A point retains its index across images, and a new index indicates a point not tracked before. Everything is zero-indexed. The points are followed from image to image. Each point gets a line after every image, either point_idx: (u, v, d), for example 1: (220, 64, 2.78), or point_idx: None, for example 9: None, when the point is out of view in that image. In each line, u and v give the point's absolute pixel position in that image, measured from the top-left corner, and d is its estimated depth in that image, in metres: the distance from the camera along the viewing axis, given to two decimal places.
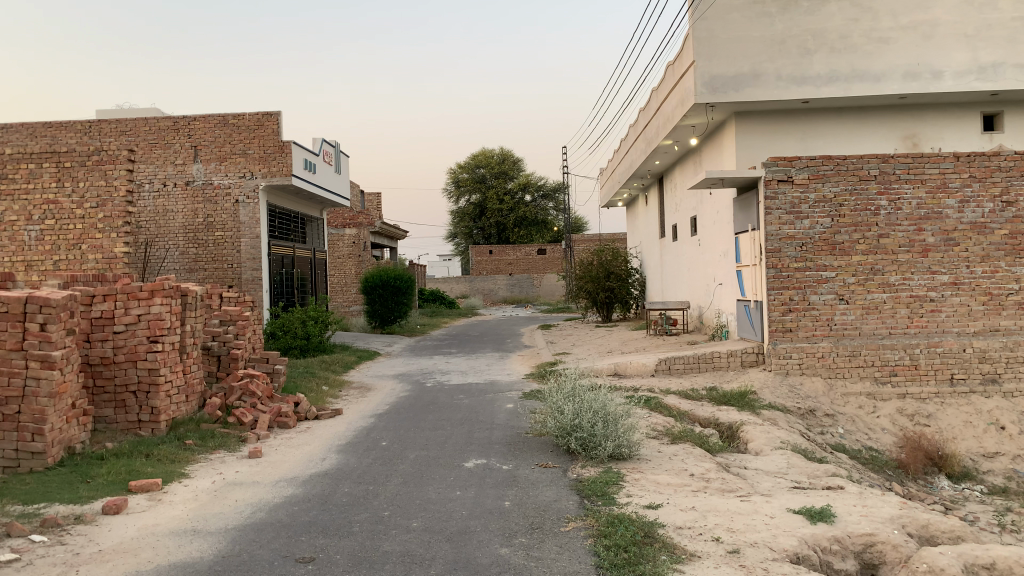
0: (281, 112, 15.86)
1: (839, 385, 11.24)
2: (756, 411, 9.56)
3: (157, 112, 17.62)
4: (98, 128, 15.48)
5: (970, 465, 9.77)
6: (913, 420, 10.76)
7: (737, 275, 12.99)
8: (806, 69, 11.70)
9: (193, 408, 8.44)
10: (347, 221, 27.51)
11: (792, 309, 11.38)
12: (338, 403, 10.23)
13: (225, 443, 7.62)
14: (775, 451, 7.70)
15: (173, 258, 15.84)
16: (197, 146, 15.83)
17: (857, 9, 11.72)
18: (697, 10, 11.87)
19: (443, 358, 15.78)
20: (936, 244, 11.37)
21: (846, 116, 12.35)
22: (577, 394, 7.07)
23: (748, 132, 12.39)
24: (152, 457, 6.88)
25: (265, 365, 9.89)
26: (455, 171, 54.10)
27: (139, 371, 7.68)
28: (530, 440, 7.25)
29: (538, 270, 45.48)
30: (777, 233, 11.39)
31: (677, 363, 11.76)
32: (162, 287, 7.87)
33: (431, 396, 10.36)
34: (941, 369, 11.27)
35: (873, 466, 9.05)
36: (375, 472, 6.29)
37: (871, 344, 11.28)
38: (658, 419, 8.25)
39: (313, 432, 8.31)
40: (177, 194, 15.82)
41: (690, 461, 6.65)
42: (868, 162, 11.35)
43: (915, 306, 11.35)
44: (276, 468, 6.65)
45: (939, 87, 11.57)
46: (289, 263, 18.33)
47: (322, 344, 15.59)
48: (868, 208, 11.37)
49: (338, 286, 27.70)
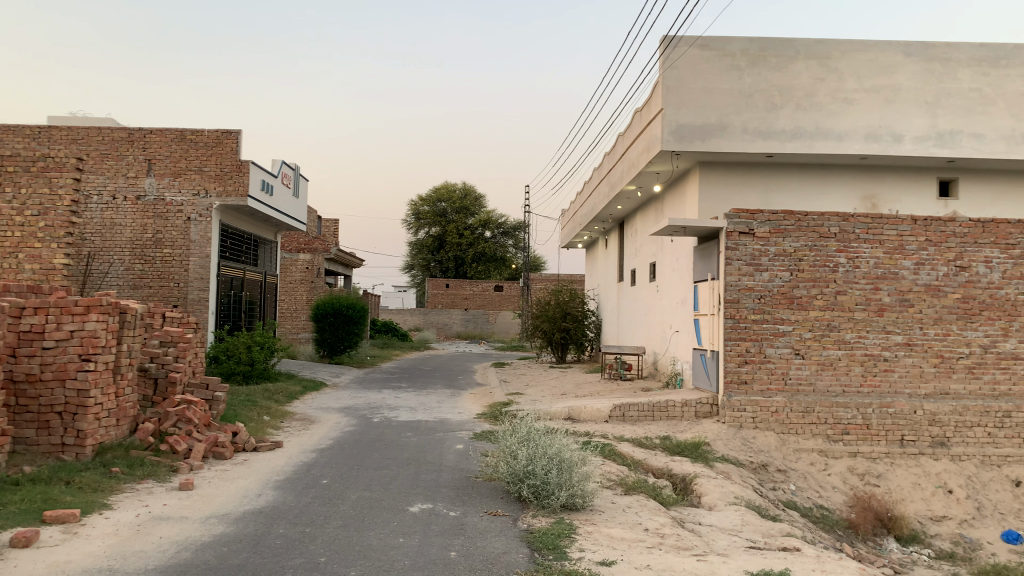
0: (242, 130, 15.61)
1: (791, 441, 11.10)
2: (709, 464, 9.39)
3: (112, 122, 17.12)
4: (48, 134, 14.80)
5: (918, 527, 9.73)
6: (864, 479, 10.69)
7: (695, 323, 12.92)
8: (772, 123, 11.81)
9: (124, 433, 7.94)
10: (302, 246, 27.01)
11: (748, 361, 11.31)
12: (278, 434, 9.78)
13: (154, 473, 7.15)
14: (729, 507, 7.51)
15: (117, 273, 15.23)
16: (151, 159, 15.34)
17: (824, 69, 11.92)
18: (669, 57, 11.90)
19: (391, 392, 15.37)
20: (892, 304, 11.46)
21: (809, 173, 12.46)
22: (532, 439, 6.80)
23: (712, 182, 12.42)
24: (72, 484, 6.40)
25: (204, 391, 9.42)
26: (416, 202, 53.89)
27: (67, 391, 7.21)
28: (479, 485, 6.94)
29: (493, 306, 45.31)
30: (736, 284, 11.36)
31: (632, 410, 11.58)
32: (100, 303, 7.45)
33: (377, 432, 9.98)
34: (892, 430, 11.26)
35: (824, 525, 8.93)
36: (314, 513, 5.92)
37: (824, 401, 11.25)
38: (612, 468, 8.02)
39: (250, 465, 7.88)
40: (127, 208, 15.27)
41: (644, 514, 6.41)
42: (829, 220, 11.44)
43: (869, 364, 11.38)
44: (207, 503, 6.23)
45: (899, 150, 11.76)
46: (239, 286, 17.79)
47: (267, 371, 15.07)
48: (826, 264, 11.42)
49: (289, 311, 27.06)
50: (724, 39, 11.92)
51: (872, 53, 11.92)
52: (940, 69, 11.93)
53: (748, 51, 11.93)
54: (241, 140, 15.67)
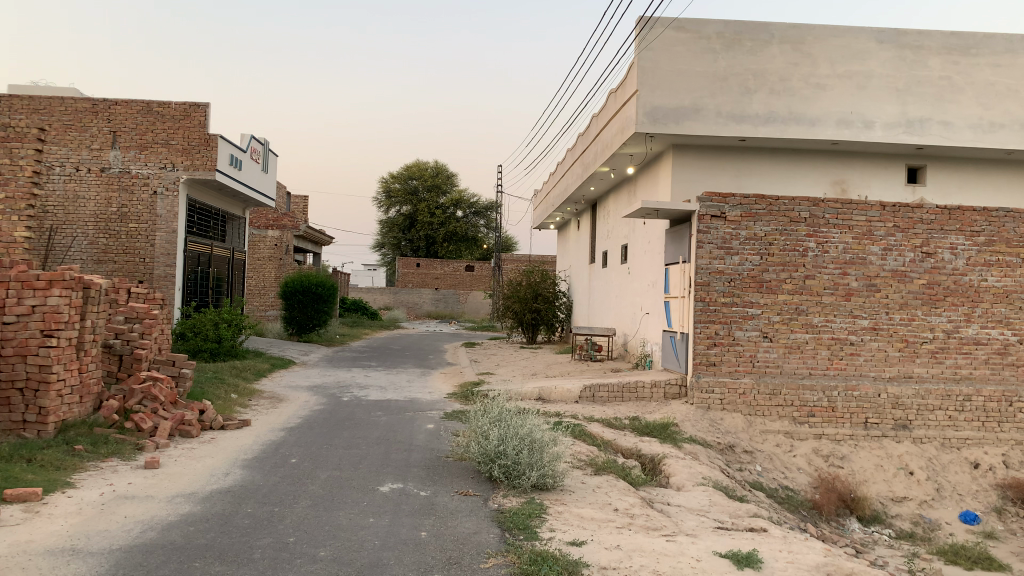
0: (209, 103, 15.36)
1: (758, 423, 11.24)
2: (677, 444, 9.48)
3: (75, 93, 16.68)
4: (9, 103, 14.44)
5: (879, 508, 9.93)
6: (828, 460, 10.86)
7: (665, 305, 12.98)
8: (746, 107, 11.84)
9: (87, 411, 7.80)
10: (271, 223, 26.66)
11: (717, 344, 11.41)
12: (246, 413, 9.67)
13: (119, 451, 7.03)
14: (696, 487, 7.59)
15: (80, 247, 14.89)
16: (116, 131, 15.01)
17: (798, 54, 11.96)
18: (645, 39, 11.87)
19: (361, 371, 15.29)
20: (859, 289, 11.60)
21: (781, 157, 12.53)
22: (504, 419, 6.79)
23: (686, 165, 12.44)
24: (34, 462, 6.27)
25: (170, 368, 9.28)
26: (388, 180, 53.42)
27: (29, 367, 7.05)
28: (449, 465, 6.93)
29: (464, 286, 45.22)
30: (707, 266, 11.42)
31: (602, 391, 11.63)
32: (63, 277, 7.26)
33: (347, 411, 9.91)
34: (856, 412, 11.44)
35: (789, 505, 9.06)
36: (282, 492, 5.86)
37: (791, 383, 11.40)
38: (581, 448, 8.06)
39: (218, 443, 7.78)
40: (91, 180, 14.91)
41: (614, 494, 6.44)
42: (800, 204, 11.53)
43: (835, 348, 11.54)
44: (173, 481, 6.14)
45: (870, 136, 11.87)
46: (206, 262, 17.51)
47: (235, 348, 14.89)
48: (796, 248, 11.53)
49: (257, 289, 26.74)
50: (700, 22, 11.91)
51: (845, 39, 11.99)
52: (911, 56, 12.04)
53: (723, 35, 11.94)
54: (209, 114, 15.41)
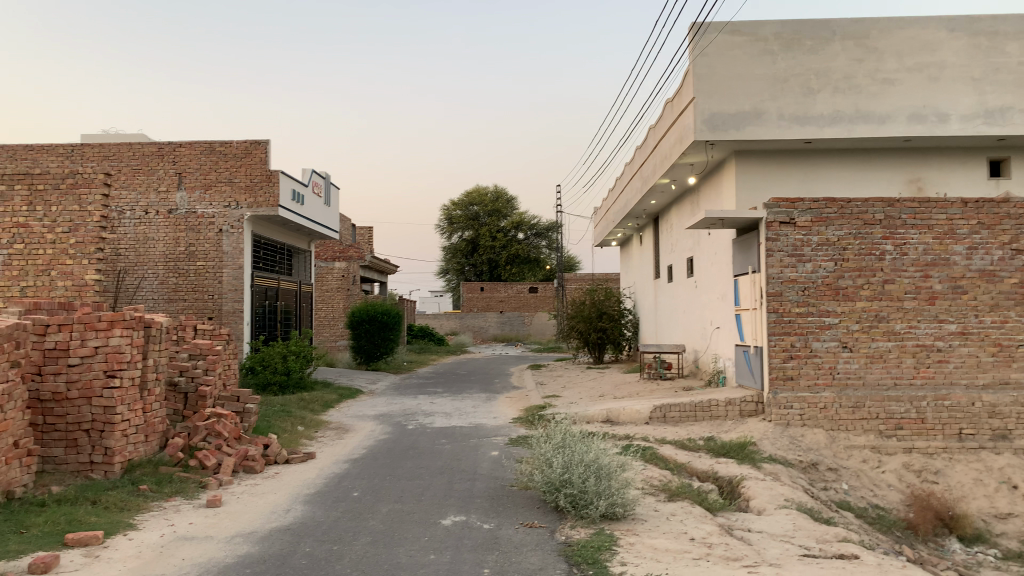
0: (270, 140, 15.58)
1: (842, 438, 10.63)
2: (756, 465, 8.99)
3: (143, 138, 17.21)
4: (80, 152, 14.95)
5: (982, 527, 9.21)
6: (921, 476, 10.17)
7: (736, 319, 12.48)
8: (810, 108, 11.36)
9: (153, 449, 7.81)
10: (337, 254, 27.06)
11: (794, 357, 10.86)
12: (310, 446, 9.58)
13: (183, 489, 6.99)
14: (779, 511, 7.12)
15: (151, 287, 15.23)
16: (182, 173, 15.38)
17: (862, 49, 11.43)
18: (699, 45, 11.52)
19: (427, 399, 15.15)
20: (944, 292, 10.92)
21: (851, 158, 11.96)
22: (569, 444, 6.49)
23: (750, 173, 11.99)
24: (98, 504, 6.24)
25: (235, 404, 9.29)
26: (449, 207, 53.92)
27: (94, 408, 7.09)
28: (514, 495, 6.66)
29: (529, 308, 45.06)
30: (778, 276, 10.92)
31: (674, 411, 11.21)
32: (123, 318, 7.33)
33: (412, 440, 9.75)
34: (949, 424, 10.72)
35: (881, 527, 8.46)
36: (342, 529, 5.69)
37: (876, 395, 10.75)
38: (654, 473, 7.68)
39: (281, 478, 7.69)
40: (159, 222, 15.29)
41: (690, 522, 6.05)
42: (874, 206, 10.95)
43: (922, 356, 10.85)
44: (234, 520, 6.03)
45: (946, 130, 11.21)
46: (273, 296, 17.74)
47: (303, 381, 14.95)
48: (873, 252, 10.94)
49: (325, 320, 27.06)
50: (755, 24, 11.50)
51: (913, 31, 11.41)
52: (986, 43, 11.37)
53: (781, 35, 11.50)
54: (270, 151, 15.63)
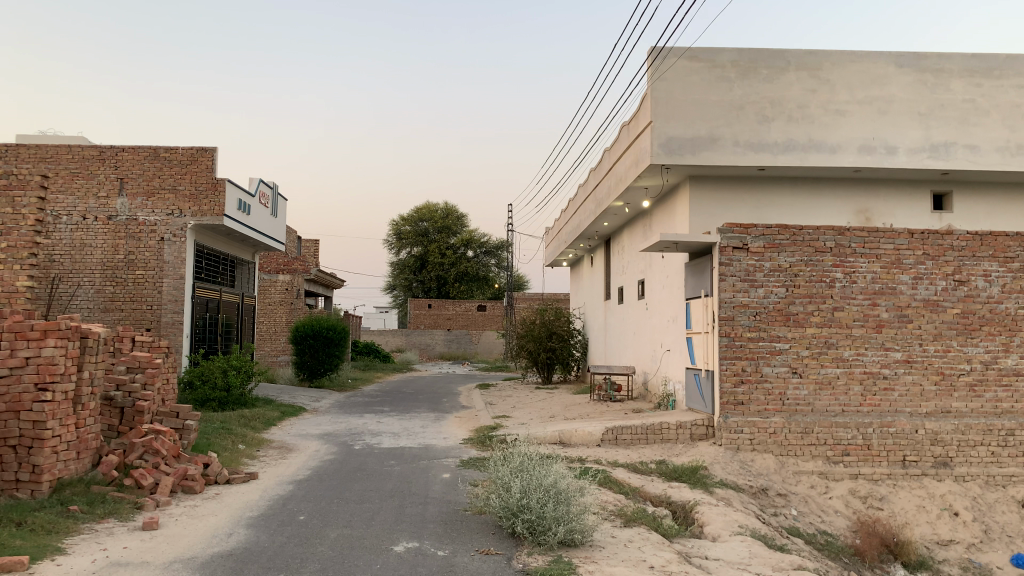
0: (217, 148, 15.16)
1: (790, 463, 10.70)
2: (708, 489, 8.96)
3: (83, 141, 16.58)
4: (15, 152, 14.31)
5: (925, 553, 9.35)
6: (866, 502, 10.29)
7: (687, 342, 12.50)
8: (764, 136, 11.51)
9: (85, 468, 7.39)
10: (282, 266, 26.51)
11: (744, 381, 10.91)
12: (252, 465, 9.21)
13: (116, 510, 6.59)
14: (734, 537, 7.06)
15: (86, 296, 14.60)
16: (123, 178, 14.83)
17: (815, 81, 11.65)
18: (657, 69, 11.61)
19: (373, 417, 14.80)
20: (890, 320, 11.13)
21: (801, 186, 12.15)
22: (526, 468, 6.32)
23: (703, 197, 12.08)
24: (24, 526, 5.83)
25: (174, 420, 8.87)
26: (398, 223, 53.44)
27: (22, 423, 6.67)
28: (468, 520, 6.46)
29: (476, 326, 44.86)
30: (731, 300, 10.98)
31: (625, 433, 11.13)
32: (58, 327, 6.91)
33: (359, 461, 9.45)
34: (893, 450, 10.87)
35: (830, 552, 8.50)
36: (289, 555, 5.41)
37: (823, 421, 10.86)
38: (609, 497, 7.55)
39: (222, 499, 7.33)
40: (97, 228, 14.69)
41: (649, 549, 5.94)
42: (824, 234, 11.13)
43: (868, 383, 11.01)
44: (172, 544, 5.69)
45: (893, 162, 11.48)
46: (215, 308, 17.20)
47: (244, 396, 14.46)
48: (823, 280, 11.10)
49: (267, 334, 26.40)
50: (712, 50, 11.65)
51: (863, 64, 11.68)
52: (932, 80, 11.69)
53: (738, 63, 11.66)
54: (216, 158, 15.21)
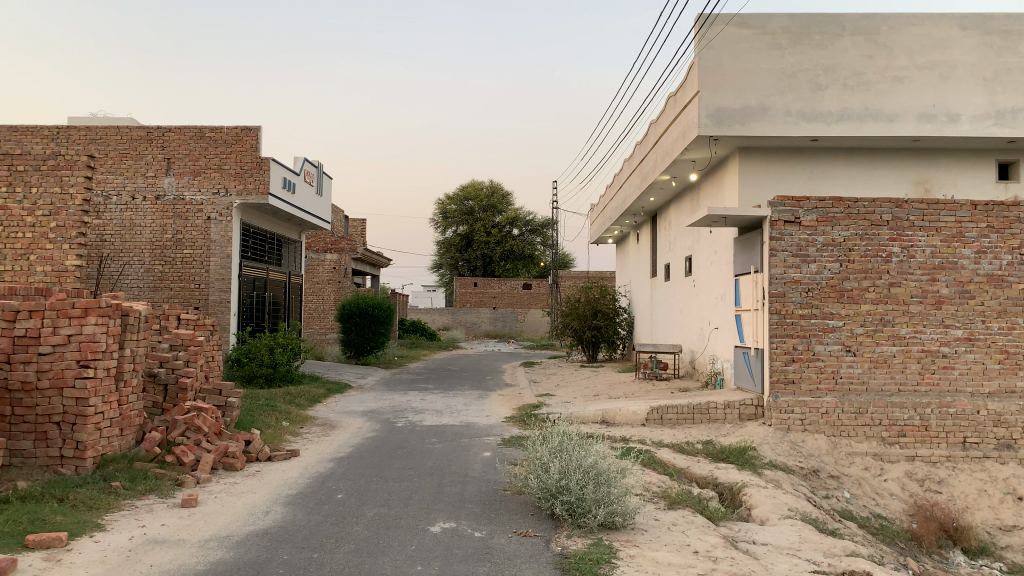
0: (261, 127, 15.20)
1: (843, 445, 10.34)
2: (757, 471, 8.69)
3: (132, 122, 16.78)
4: (66, 134, 14.54)
5: (987, 539, 8.94)
6: (923, 485, 9.89)
7: (736, 320, 12.15)
8: (817, 104, 11.05)
9: (128, 444, 7.45)
10: (329, 246, 26.71)
11: (796, 359, 10.55)
12: (294, 443, 9.22)
13: (157, 487, 6.61)
14: (783, 521, 6.81)
15: (136, 275, 14.82)
16: (170, 158, 14.98)
17: (872, 46, 11.12)
18: (704, 37, 11.21)
19: (417, 395, 14.78)
20: (951, 296, 10.63)
21: (856, 157, 11.65)
22: (566, 448, 6.15)
23: (752, 170, 11.67)
24: (65, 502, 5.87)
25: (217, 397, 8.91)
26: (443, 202, 53.44)
27: (65, 400, 6.73)
28: (507, 500, 6.33)
29: (522, 304, 44.77)
30: (782, 276, 10.61)
31: (671, 413, 10.88)
32: (98, 304, 6.94)
33: (400, 439, 9.42)
34: (953, 432, 10.44)
35: (884, 537, 8.16)
36: (324, 534, 5.34)
37: (878, 401, 10.47)
38: (652, 478, 7.34)
39: (263, 477, 7.33)
40: (146, 208, 14.88)
41: (693, 533, 5.73)
42: (880, 206, 10.67)
43: (926, 361, 10.56)
44: (209, 522, 5.68)
45: (955, 131, 10.91)
46: (262, 286, 17.35)
47: (290, 374, 14.55)
48: (879, 254, 10.64)
49: (315, 312, 26.64)
50: (763, 17, 11.19)
51: (924, 28, 11.10)
52: (999, 42, 11.06)
53: (789, 29, 11.19)
54: (261, 137, 15.25)
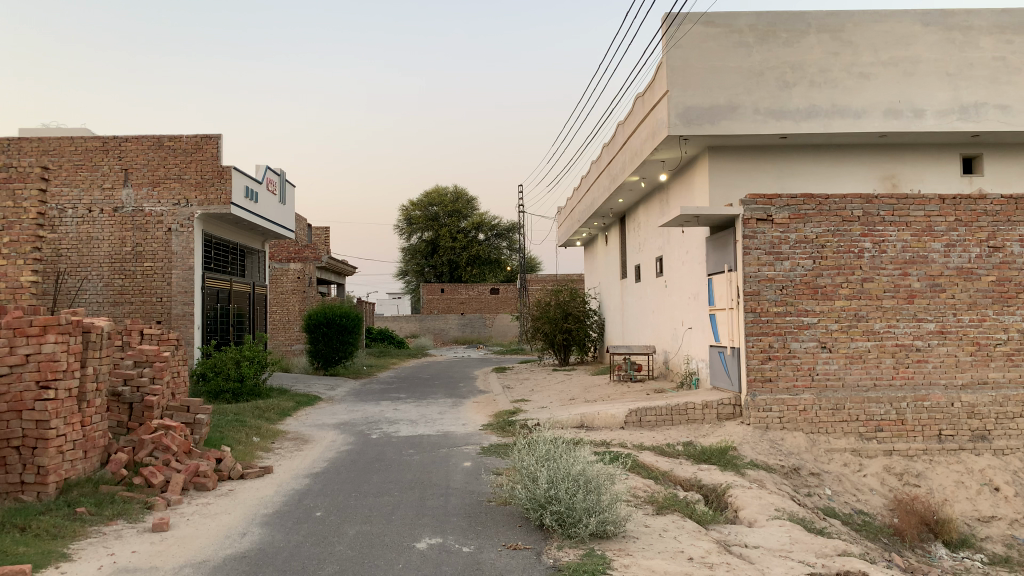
0: (222, 135, 14.84)
1: (822, 441, 10.34)
2: (740, 471, 8.61)
3: (86, 133, 16.29)
4: (18, 146, 14.05)
5: (967, 531, 8.96)
6: (902, 479, 9.92)
7: (710, 319, 12.11)
8: (785, 102, 11.07)
9: (93, 467, 7.12)
10: (293, 255, 26.30)
11: (772, 357, 10.53)
12: (267, 459, 8.93)
13: (125, 511, 6.31)
14: (772, 522, 6.72)
15: (95, 290, 14.35)
16: (128, 168, 14.55)
17: (837, 43, 11.17)
18: (672, 36, 11.14)
19: (390, 404, 14.51)
20: (922, 290, 10.70)
21: (824, 154, 11.70)
22: (553, 456, 5.99)
23: (723, 169, 11.65)
24: (28, 531, 5.56)
25: (185, 415, 8.59)
26: (408, 208, 53.11)
27: (25, 423, 6.40)
28: (493, 512, 6.15)
29: (490, 309, 44.59)
30: (756, 274, 10.59)
31: (649, 415, 10.79)
32: (58, 322, 6.63)
33: (376, 451, 9.18)
34: (928, 425, 10.50)
35: (868, 533, 8.13)
36: (305, 555, 5.11)
37: (855, 396, 10.48)
38: (638, 483, 7.22)
39: (236, 496, 7.05)
40: (103, 220, 14.42)
41: (686, 539, 5.60)
42: (851, 202, 10.70)
43: (900, 355, 10.61)
44: (183, 547, 5.41)
45: (921, 126, 10.98)
46: (226, 298, 16.94)
47: (258, 387, 14.19)
48: (851, 250, 10.68)
49: (281, 323, 26.17)
50: (730, 15, 11.16)
51: (887, 24, 11.18)
52: (960, 38, 11.18)
53: (756, 27, 11.19)
54: (221, 146, 14.89)
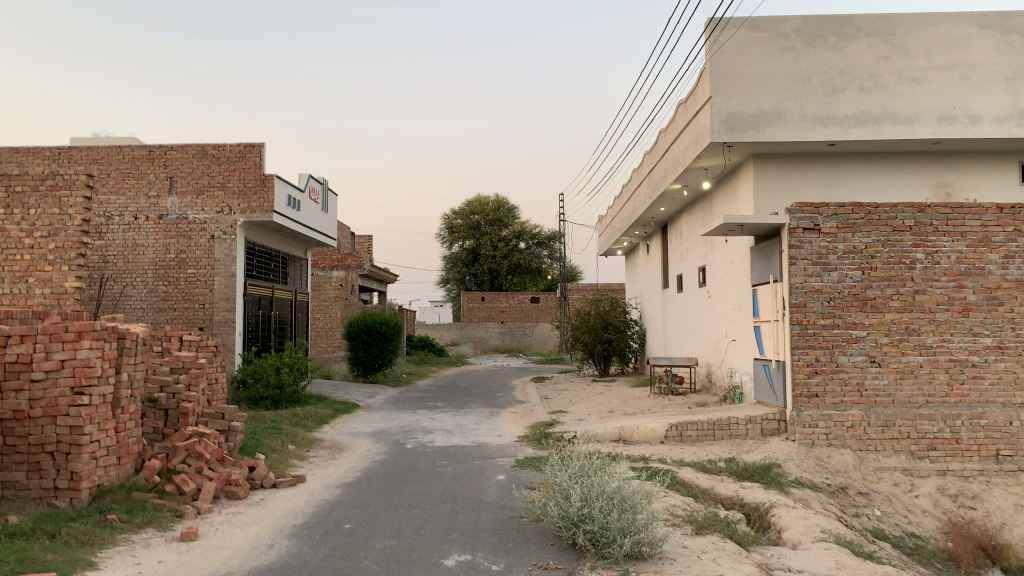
0: (265, 143, 14.95)
1: (871, 459, 9.95)
2: (784, 489, 8.29)
3: (134, 142, 16.57)
4: (68, 155, 14.34)
5: None
6: (957, 501, 9.47)
7: (755, 331, 11.77)
8: (833, 108, 10.73)
9: (126, 473, 7.12)
10: (335, 263, 26.48)
11: (818, 371, 10.18)
12: (301, 468, 8.87)
13: (155, 519, 6.28)
14: (818, 545, 6.41)
15: (140, 296, 14.55)
16: (173, 176, 14.74)
17: (888, 47, 10.80)
18: (716, 41, 10.93)
19: (427, 414, 14.42)
20: (978, 303, 10.25)
21: (874, 162, 11.31)
22: (587, 473, 5.79)
23: (768, 176, 11.33)
24: (58, 538, 5.54)
25: (220, 422, 8.57)
26: (449, 217, 53.26)
27: (59, 428, 6.41)
28: (524, 529, 5.97)
29: (531, 318, 44.38)
30: (802, 285, 10.26)
31: (690, 429, 10.51)
32: (93, 328, 6.64)
33: (410, 461, 9.07)
34: (985, 444, 10.03)
35: (920, 558, 7.74)
36: (330, 570, 4.99)
37: (906, 413, 10.07)
38: (676, 501, 6.97)
39: (267, 506, 6.99)
40: (149, 228, 14.63)
41: (726, 562, 5.34)
42: (903, 211, 10.31)
43: (955, 371, 10.16)
44: (209, 558, 5.33)
45: (977, 132, 10.52)
46: (267, 305, 17.06)
47: (297, 394, 14.21)
48: (902, 261, 10.28)
49: (323, 331, 26.34)
50: (775, 19, 10.90)
51: (942, 27, 10.77)
52: (1019, 41, 10.73)
53: (802, 32, 10.89)
54: (264, 154, 15.00)
